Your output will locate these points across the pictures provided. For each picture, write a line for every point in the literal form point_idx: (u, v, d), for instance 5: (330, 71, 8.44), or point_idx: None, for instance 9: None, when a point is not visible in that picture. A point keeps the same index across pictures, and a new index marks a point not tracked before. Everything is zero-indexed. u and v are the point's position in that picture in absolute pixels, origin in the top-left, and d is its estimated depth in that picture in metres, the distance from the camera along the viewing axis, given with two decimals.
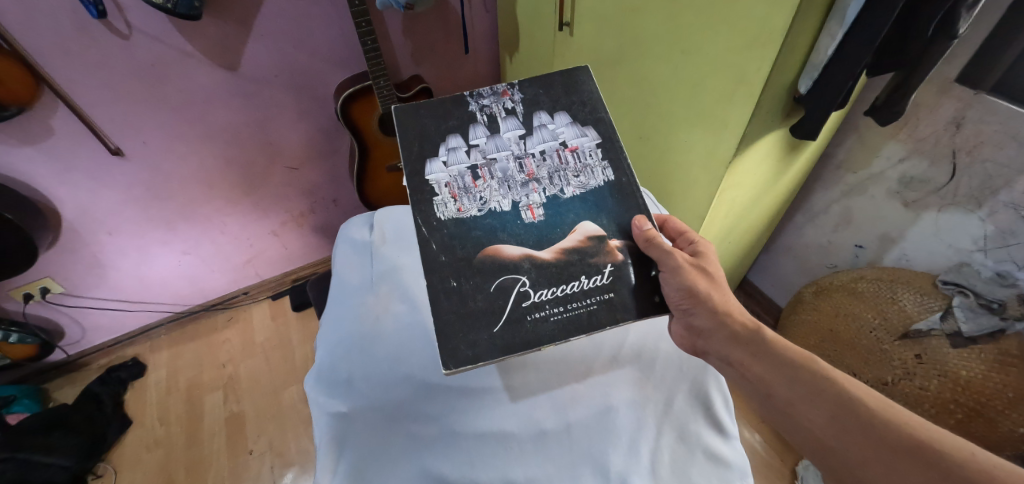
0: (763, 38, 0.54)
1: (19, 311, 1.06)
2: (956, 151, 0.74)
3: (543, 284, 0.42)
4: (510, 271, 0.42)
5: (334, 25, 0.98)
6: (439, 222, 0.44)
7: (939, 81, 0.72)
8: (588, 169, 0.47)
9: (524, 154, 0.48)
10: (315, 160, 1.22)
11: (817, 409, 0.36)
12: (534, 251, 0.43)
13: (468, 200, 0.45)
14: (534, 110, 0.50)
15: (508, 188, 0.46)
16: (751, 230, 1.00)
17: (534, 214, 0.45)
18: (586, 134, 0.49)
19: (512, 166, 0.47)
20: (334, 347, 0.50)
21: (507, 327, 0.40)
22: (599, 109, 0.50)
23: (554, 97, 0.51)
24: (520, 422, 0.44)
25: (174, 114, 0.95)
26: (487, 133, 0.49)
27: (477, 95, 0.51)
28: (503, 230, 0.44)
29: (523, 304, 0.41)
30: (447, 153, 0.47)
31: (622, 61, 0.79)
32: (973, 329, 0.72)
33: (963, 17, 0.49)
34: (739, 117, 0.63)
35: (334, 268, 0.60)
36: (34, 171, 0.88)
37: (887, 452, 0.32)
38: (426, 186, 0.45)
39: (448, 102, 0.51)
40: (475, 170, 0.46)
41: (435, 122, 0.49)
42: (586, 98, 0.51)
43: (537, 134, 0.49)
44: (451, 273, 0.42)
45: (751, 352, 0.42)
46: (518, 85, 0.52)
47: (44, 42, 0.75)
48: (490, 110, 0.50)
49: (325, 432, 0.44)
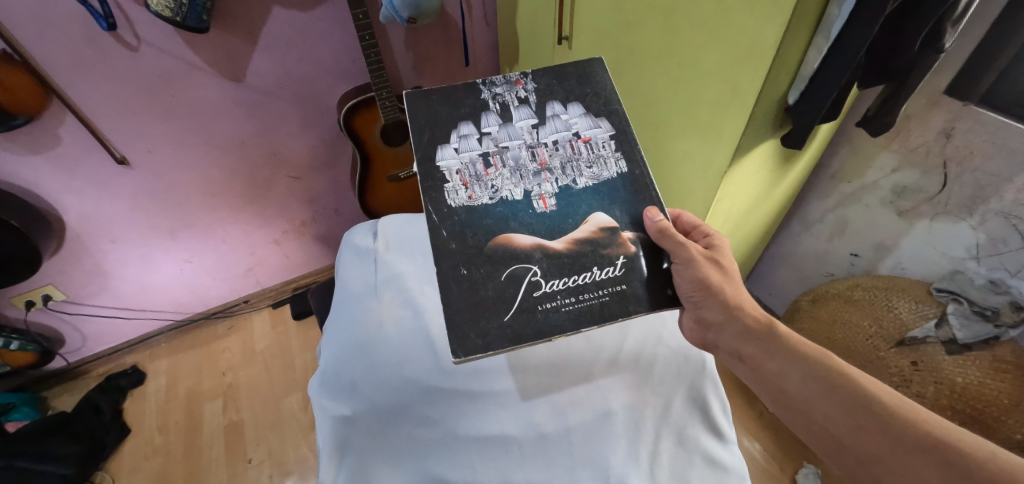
0: (756, 51, 0.56)
1: (20, 319, 1.07)
2: (947, 162, 0.76)
3: (555, 275, 0.43)
4: (521, 260, 0.43)
5: (338, 39, 1.01)
6: (451, 209, 0.44)
7: (929, 93, 0.74)
8: (602, 159, 0.48)
9: (536, 143, 0.49)
10: (317, 170, 1.23)
11: (834, 406, 0.37)
12: (546, 242, 0.44)
13: (480, 187, 0.46)
14: (547, 100, 0.51)
15: (520, 176, 0.47)
16: (748, 238, 1.01)
17: (546, 204, 0.46)
18: (600, 126, 0.50)
19: (524, 155, 0.48)
20: (338, 352, 0.51)
21: (518, 315, 0.41)
22: (612, 102, 0.51)
23: (567, 88, 0.52)
24: (521, 425, 0.45)
25: (180, 124, 0.97)
26: (500, 122, 0.50)
27: (490, 83, 0.52)
28: (515, 219, 0.45)
29: (534, 293, 0.42)
30: (459, 140, 0.48)
31: (620, 74, 0.81)
32: (968, 336, 0.74)
33: (947, 32, 0.52)
34: (734, 127, 0.64)
35: (338, 275, 0.61)
36: (40, 179, 0.89)
37: (904, 448, 0.32)
38: (438, 173, 0.46)
39: (462, 88, 0.51)
40: (488, 158, 0.47)
41: (448, 110, 0.50)
42: (601, 89, 0.52)
43: (550, 125, 0.50)
44: (463, 261, 0.43)
45: (764, 349, 0.43)
46: (531, 75, 0.53)
47: (55, 53, 0.77)
48: (503, 99, 0.51)
49: (327, 435, 0.44)
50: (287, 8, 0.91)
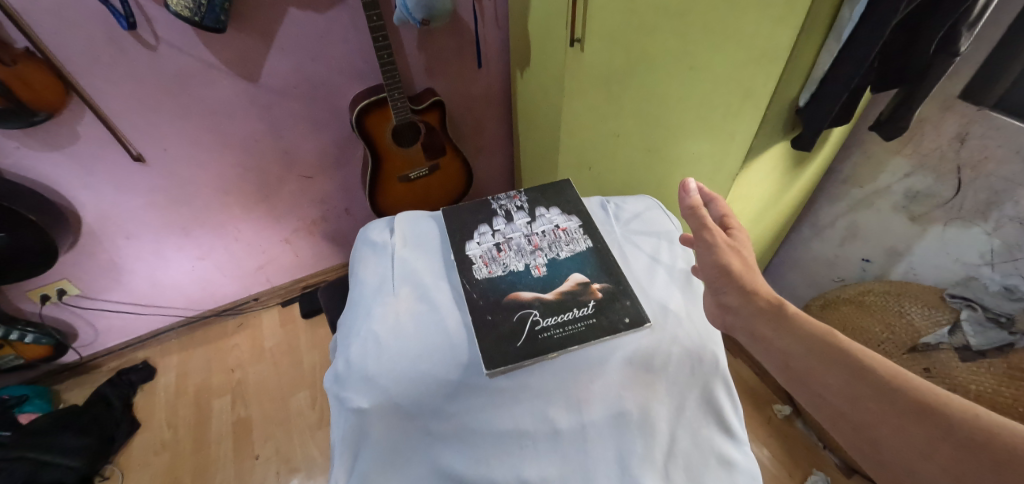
0: (769, 54, 0.58)
1: (35, 312, 1.09)
2: (961, 167, 0.76)
3: (550, 314, 0.49)
4: (524, 308, 0.50)
5: (352, 40, 1.02)
6: (476, 280, 0.52)
7: (942, 98, 0.74)
8: (573, 239, 0.58)
9: (531, 233, 0.59)
10: (329, 170, 1.24)
11: (833, 376, 0.32)
12: (541, 294, 0.51)
13: (496, 265, 0.54)
14: (536, 206, 0.63)
15: (521, 254, 0.56)
16: (759, 241, 1.00)
17: (540, 270, 0.54)
18: (573, 220, 0.61)
19: (523, 241, 0.58)
20: (351, 342, 0.47)
21: (527, 342, 0.46)
22: (581, 204, 0.63)
23: (549, 197, 0.65)
24: (533, 419, 0.42)
25: (195, 122, 0.98)
26: (505, 221, 0.61)
27: (495, 199, 0.65)
28: (521, 282, 0.53)
29: (535, 327, 0.48)
30: (478, 236, 0.58)
31: (631, 78, 0.82)
32: (981, 343, 0.72)
33: (963, 36, 0.52)
34: (746, 127, 0.67)
35: (353, 269, 0.58)
36: (59, 174, 0.91)
37: (952, 445, 0.26)
38: (465, 257, 0.55)
39: (474, 206, 0.63)
40: (499, 246, 0.57)
41: (470, 216, 0.61)
42: (573, 198, 0.64)
43: (539, 221, 0.61)
44: (487, 309, 0.49)
45: (773, 327, 0.38)
46: (524, 191, 0.66)
47: (76, 51, 0.79)
48: (506, 208, 0.63)
49: (344, 429, 0.41)
50: (303, 10, 0.93)
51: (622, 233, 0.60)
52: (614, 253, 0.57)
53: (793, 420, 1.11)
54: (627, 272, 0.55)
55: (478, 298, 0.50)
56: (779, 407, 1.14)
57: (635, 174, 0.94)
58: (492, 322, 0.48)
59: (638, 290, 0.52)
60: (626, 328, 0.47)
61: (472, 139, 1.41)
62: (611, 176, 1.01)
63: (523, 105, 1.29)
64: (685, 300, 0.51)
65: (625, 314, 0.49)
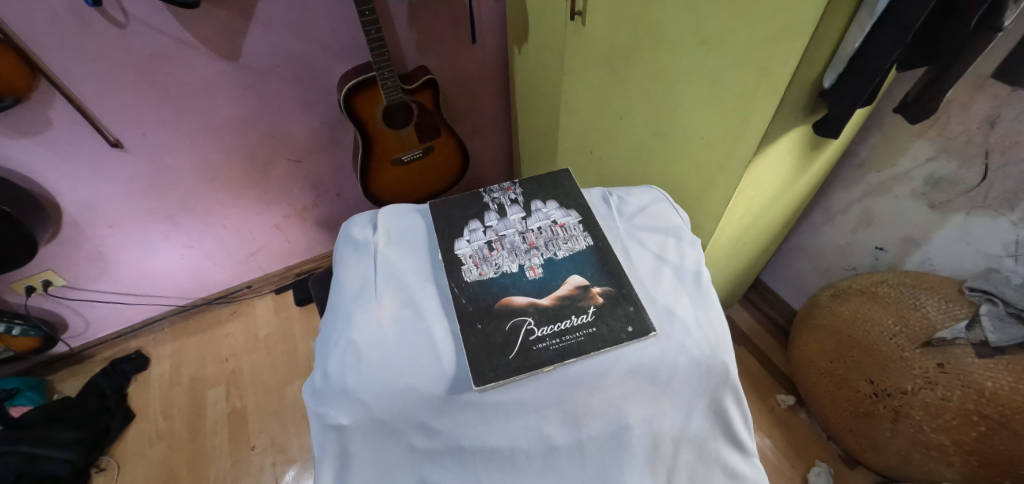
0: (792, 28, 0.49)
1: (21, 304, 1.06)
2: (989, 151, 0.71)
3: (546, 323, 0.45)
4: (518, 315, 0.46)
5: (337, 14, 0.95)
6: (465, 284, 0.48)
7: (975, 77, 0.67)
8: (573, 237, 0.53)
9: (526, 230, 0.55)
10: (318, 154, 1.19)
11: None
12: (537, 299, 0.47)
13: (487, 266, 0.50)
14: (531, 199, 0.59)
15: (515, 254, 0.52)
16: (768, 229, 0.96)
17: (535, 272, 0.50)
18: (571, 215, 0.56)
19: (518, 239, 0.54)
20: (331, 353, 0.43)
21: (518, 355, 0.42)
22: (581, 197, 0.59)
23: (545, 190, 0.60)
24: (529, 436, 0.38)
25: (175, 106, 0.93)
26: (497, 217, 0.57)
27: (488, 190, 0.61)
28: (513, 286, 0.49)
29: (529, 337, 0.44)
30: (469, 233, 0.54)
31: (635, 56, 0.76)
32: (1001, 339, 0.68)
33: (1009, 8, 0.44)
34: (762, 113, 0.59)
35: (335, 271, 0.53)
36: (33, 163, 0.87)
37: None
38: (454, 257, 0.51)
39: (466, 198, 0.60)
40: (491, 244, 0.53)
41: (461, 211, 0.57)
42: (570, 190, 0.60)
43: (534, 216, 0.57)
44: (476, 318, 0.45)
45: None
46: (519, 182, 0.62)
47: (38, 30, 0.73)
48: (499, 201, 0.59)
49: (325, 446, 0.38)
50: None
51: (625, 229, 0.56)
52: (615, 251, 0.53)
53: (796, 410, 1.10)
54: (630, 273, 0.51)
55: (467, 304, 0.46)
56: (783, 396, 1.13)
57: (639, 159, 0.89)
58: (481, 331, 0.44)
59: (641, 293, 0.48)
60: (630, 338, 0.43)
61: (469, 120, 1.35)
62: (613, 160, 0.97)
63: (521, 84, 1.22)
64: (694, 304, 0.47)
65: (628, 323, 0.44)
